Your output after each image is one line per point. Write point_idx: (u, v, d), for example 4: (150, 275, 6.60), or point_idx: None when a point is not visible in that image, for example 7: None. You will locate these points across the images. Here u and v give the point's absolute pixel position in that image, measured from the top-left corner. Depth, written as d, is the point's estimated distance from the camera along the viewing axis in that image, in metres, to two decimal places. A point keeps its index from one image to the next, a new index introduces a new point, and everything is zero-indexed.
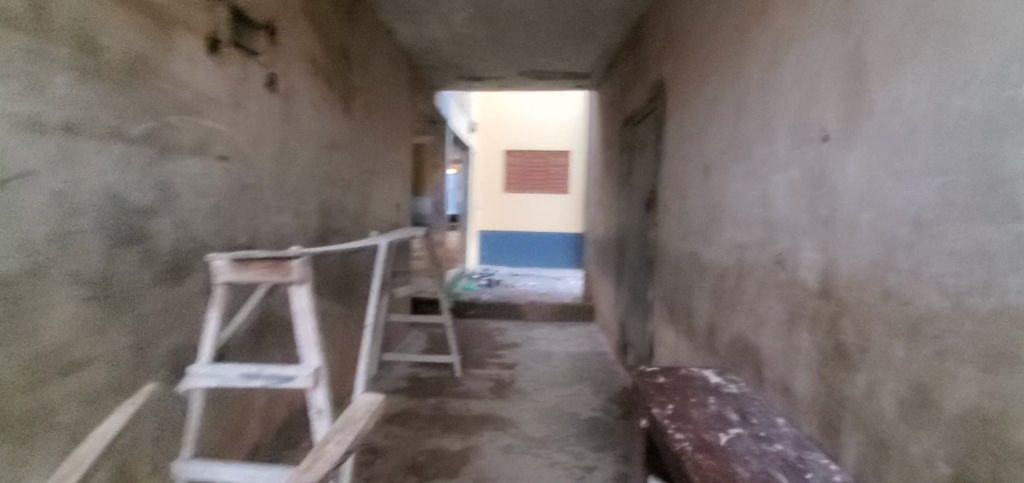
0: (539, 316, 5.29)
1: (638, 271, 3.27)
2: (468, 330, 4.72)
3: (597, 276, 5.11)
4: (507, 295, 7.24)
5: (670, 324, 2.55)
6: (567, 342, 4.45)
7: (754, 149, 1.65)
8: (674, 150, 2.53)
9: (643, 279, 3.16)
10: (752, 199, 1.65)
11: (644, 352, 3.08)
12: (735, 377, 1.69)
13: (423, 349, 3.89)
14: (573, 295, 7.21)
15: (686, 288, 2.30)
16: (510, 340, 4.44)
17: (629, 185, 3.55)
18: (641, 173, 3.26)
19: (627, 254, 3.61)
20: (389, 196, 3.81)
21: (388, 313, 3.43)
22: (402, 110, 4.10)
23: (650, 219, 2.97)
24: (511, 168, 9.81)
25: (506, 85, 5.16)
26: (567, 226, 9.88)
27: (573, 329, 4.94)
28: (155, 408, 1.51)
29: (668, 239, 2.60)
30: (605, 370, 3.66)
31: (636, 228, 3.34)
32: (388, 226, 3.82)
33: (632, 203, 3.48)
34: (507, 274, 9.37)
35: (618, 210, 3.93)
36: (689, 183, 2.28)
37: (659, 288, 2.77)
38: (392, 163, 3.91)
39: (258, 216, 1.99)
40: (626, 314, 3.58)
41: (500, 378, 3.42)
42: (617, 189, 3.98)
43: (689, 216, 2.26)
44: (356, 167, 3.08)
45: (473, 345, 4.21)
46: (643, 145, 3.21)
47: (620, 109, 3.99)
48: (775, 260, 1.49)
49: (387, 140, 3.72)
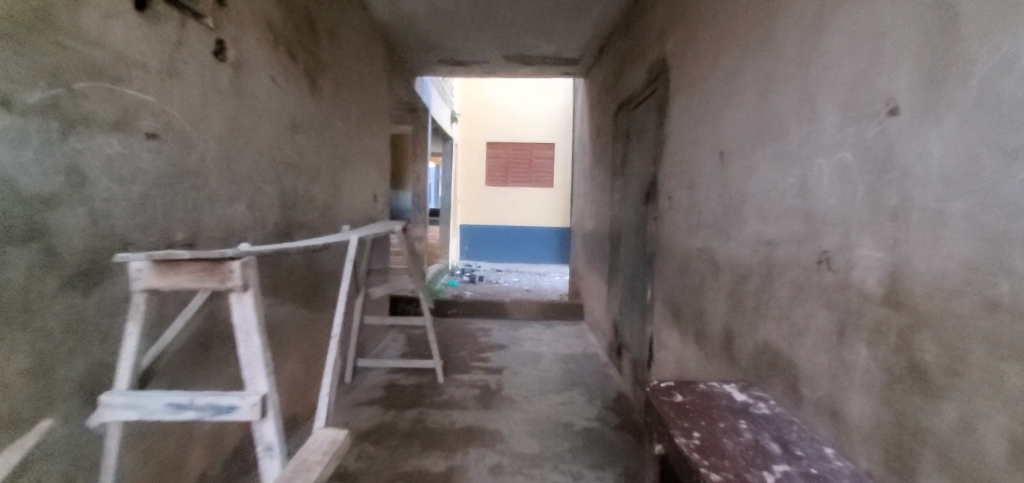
0: (525, 314, 5.05)
1: (634, 268, 3.04)
2: (450, 331, 4.45)
3: (587, 273, 4.88)
4: (491, 292, 6.98)
5: (674, 327, 2.32)
6: (555, 342, 4.22)
7: (786, 128, 1.41)
8: (679, 135, 2.29)
9: (640, 276, 2.93)
10: (786, 187, 1.41)
11: (641, 356, 2.85)
12: (763, 394, 1.45)
13: (402, 353, 3.61)
14: (559, 291, 6.98)
15: (696, 289, 2.06)
16: (495, 341, 4.19)
17: (624, 175, 3.32)
18: (637, 162, 3.03)
19: (620, 251, 3.38)
20: (364, 187, 3.51)
21: (363, 315, 3.15)
22: (378, 94, 3.80)
23: (649, 212, 2.74)
24: (495, 160, 9.54)
25: (490, 70, 4.88)
26: (552, 221, 9.64)
27: (561, 329, 4.72)
28: (62, 446, 1.21)
29: (671, 234, 2.37)
30: (598, 373, 3.44)
31: (632, 222, 3.11)
32: (364, 219, 3.53)
33: (626, 195, 3.25)
34: (490, 269, 9.11)
35: (611, 203, 3.70)
36: (699, 170, 2.05)
37: (660, 287, 2.54)
38: (368, 150, 3.60)
39: (198, 207, 1.69)
40: (620, 314, 3.36)
41: (486, 384, 3.17)
42: (610, 181, 3.75)
43: (700, 208, 2.02)
44: (325, 154, 2.78)
45: (456, 347, 3.94)
46: (640, 132, 2.97)
47: (612, 95, 3.75)
48: (818, 258, 1.26)
49: (361, 125, 3.41)
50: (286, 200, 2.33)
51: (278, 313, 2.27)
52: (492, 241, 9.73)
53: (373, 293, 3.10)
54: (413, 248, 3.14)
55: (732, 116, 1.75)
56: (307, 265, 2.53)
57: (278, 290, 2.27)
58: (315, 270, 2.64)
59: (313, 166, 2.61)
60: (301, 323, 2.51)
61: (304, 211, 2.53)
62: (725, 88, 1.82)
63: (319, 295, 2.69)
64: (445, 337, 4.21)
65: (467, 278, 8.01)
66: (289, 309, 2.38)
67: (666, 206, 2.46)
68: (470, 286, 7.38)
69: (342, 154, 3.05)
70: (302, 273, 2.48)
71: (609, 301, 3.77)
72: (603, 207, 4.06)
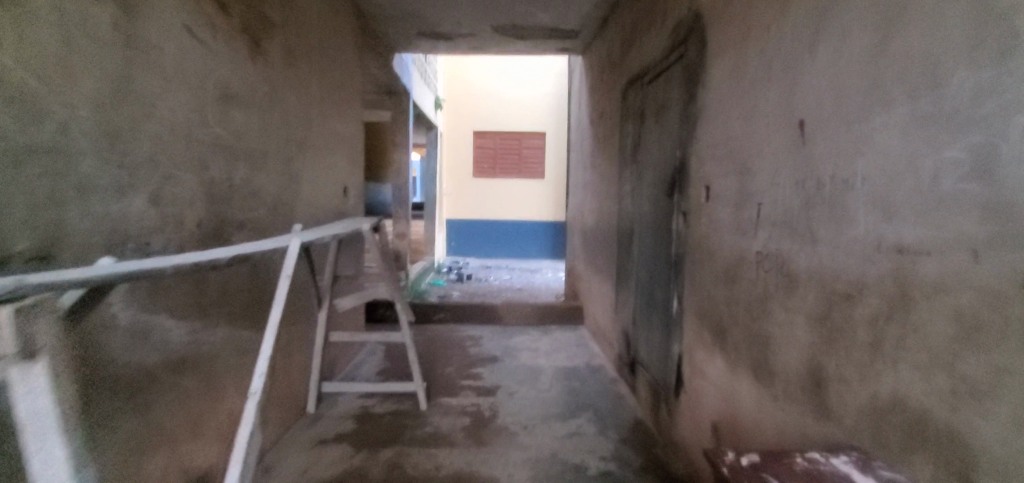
0: (519, 319, 4.56)
1: (653, 271, 2.55)
2: (436, 341, 3.94)
3: (587, 273, 4.39)
4: (480, 292, 6.47)
5: (715, 351, 1.84)
6: (554, 353, 3.72)
7: (938, 77, 0.92)
8: (722, 105, 1.79)
9: (661, 282, 2.44)
10: (939, 164, 0.92)
11: (664, 378, 2.37)
12: (898, 477, 0.97)
13: (379, 372, 3.10)
14: (555, 292, 6.49)
15: (753, 305, 1.58)
16: (486, 353, 3.69)
17: (637, 161, 2.82)
18: (656, 144, 2.53)
19: (632, 252, 2.89)
20: (331, 178, 2.98)
21: (329, 331, 2.63)
22: (347, 69, 3.26)
23: (674, 205, 2.25)
24: (482, 150, 9.00)
25: (478, 45, 4.34)
26: (543, 214, 9.14)
27: (560, 335, 4.23)
28: None
29: (711, 232, 1.88)
30: (607, 393, 2.95)
31: (649, 215, 2.61)
32: (331, 215, 3.00)
33: (640, 187, 2.76)
34: (479, 266, 8.60)
35: (619, 194, 3.21)
36: (758, 150, 1.55)
37: (691, 299, 2.06)
38: (335, 135, 3.06)
39: (54, 202, 1.16)
40: (634, 325, 2.87)
41: (477, 411, 2.68)
42: (617, 170, 3.26)
43: (760, 200, 1.53)
44: (274, 136, 2.24)
45: (442, 362, 3.44)
46: (660, 109, 2.47)
47: (619, 69, 3.25)
48: (1021, 279, 0.77)
49: (325, 104, 2.87)
50: (216, 192, 1.80)
51: (207, 340, 1.74)
52: (480, 236, 9.22)
53: (340, 305, 2.58)
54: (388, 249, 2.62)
55: (820, 71, 1.26)
56: (249, 275, 2.00)
57: (207, 310, 1.74)
58: (262, 280, 2.11)
59: (255, 149, 2.07)
60: (243, 348, 1.99)
61: (243, 207, 1.99)
62: (805, 33, 1.33)
63: (268, 310, 2.16)
64: (429, 349, 3.71)
65: (454, 277, 7.49)
66: (224, 333, 1.85)
67: (700, 197, 1.97)
68: (457, 286, 6.85)
69: (299, 136, 2.52)
70: (241, 285, 1.95)
71: (617, 307, 3.28)
72: (608, 200, 3.56)
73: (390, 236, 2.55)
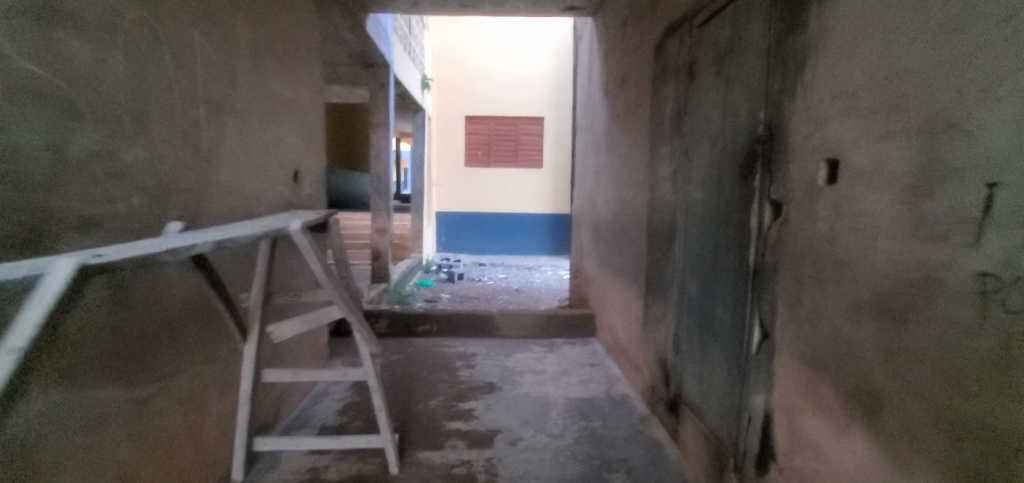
0: (518, 331, 3.86)
1: (709, 285, 1.85)
2: (417, 362, 3.22)
3: (601, 277, 3.68)
4: (472, 295, 5.76)
5: (849, 427, 1.13)
6: (564, 377, 3.02)
7: None
8: (868, 26, 1.09)
9: (725, 301, 1.73)
10: None
11: (733, 438, 1.67)
12: None
13: (339, 413, 2.37)
14: (557, 295, 5.80)
15: (962, 367, 0.87)
16: (479, 377, 2.99)
17: (680, 135, 2.11)
18: (713, 108, 1.83)
19: (672, 258, 2.19)
20: (274, 159, 2.25)
21: (264, 369, 1.90)
22: (298, 18, 2.51)
23: (753, 192, 1.54)
24: (475, 136, 8.26)
25: (469, 2, 3.62)
26: (541, 206, 8.42)
27: (568, 351, 3.53)
28: None
29: (836, 233, 1.18)
30: (639, 438, 2.26)
31: (703, 206, 1.91)
32: (275, 207, 2.26)
33: (686, 170, 2.05)
34: (472, 264, 7.87)
35: (651, 182, 2.50)
36: (981, 86, 0.84)
37: (792, 334, 1.35)
38: (282, 103, 2.33)
39: None
40: (674, 351, 2.17)
41: (468, 473, 1.97)
42: (648, 151, 2.55)
43: (986, 179, 0.83)
44: (163, 93, 1.53)
45: (423, 393, 2.72)
46: (722, 58, 1.77)
47: (651, 19, 2.54)
48: None
49: (264, 60, 2.14)
50: (23, 171, 1.09)
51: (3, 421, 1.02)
52: (474, 230, 8.49)
53: (275, 335, 1.84)
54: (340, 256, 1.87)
55: None
56: (116, 297, 1.29)
57: None
58: (150, 298, 1.41)
59: (121, 109, 1.36)
60: (110, 409, 1.29)
61: (95, 195, 1.27)
62: None
63: (161, 344, 1.46)
64: (410, 374, 3.00)
65: (444, 277, 6.79)
66: (67, 394, 1.16)
67: (813, 179, 1.27)
68: (448, 288, 6.15)
69: (218, 97, 1.81)
70: (101, 311, 1.24)
71: (646, 325, 2.58)
72: (632, 188, 2.86)
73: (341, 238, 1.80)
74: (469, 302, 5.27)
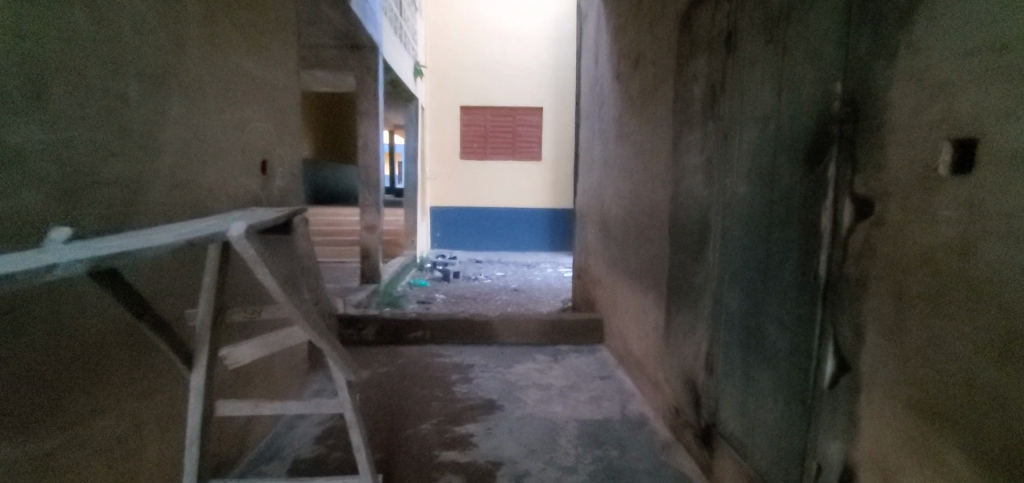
0: (519, 338, 3.55)
1: (758, 299, 1.53)
2: (408, 376, 2.90)
3: (610, 279, 3.37)
4: (469, 297, 5.44)
5: None
6: (572, 393, 2.70)
7: None
8: None
9: (781, 319, 1.41)
10: None
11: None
12: None
13: (316, 443, 2.05)
14: (558, 296, 5.48)
15: None
16: (477, 393, 2.68)
17: (715, 119, 1.80)
18: (763, 83, 1.51)
19: (705, 265, 1.86)
20: (237, 148, 1.92)
21: (220, 400, 1.57)
22: None
23: (824, 185, 1.23)
24: (471, 127, 7.91)
25: None
26: (540, 201, 8.09)
27: (574, 360, 3.23)
28: None
29: (972, 240, 0.87)
30: (664, 471, 1.95)
31: (749, 203, 1.58)
32: (239, 204, 1.93)
33: (726, 160, 1.73)
34: (468, 261, 7.54)
35: (675, 174, 2.18)
36: None
37: (889, 370, 1.04)
38: (248, 81, 2.00)
39: None
40: (707, 373, 1.86)
41: None
42: (671, 138, 2.23)
43: None
44: (80, 55, 1.19)
45: (414, 415, 2.40)
46: (774, 21, 1.45)
47: None
48: None
49: (223, 28, 1.80)
50: None
51: None
52: (470, 226, 8.15)
53: (230, 361, 1.51)
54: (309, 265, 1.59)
55: None
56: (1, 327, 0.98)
57: None
58: (52, 323, 1.09)
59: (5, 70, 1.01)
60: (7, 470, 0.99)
61: None
62: None
63: (76, 378, 1.16)
64: (400, 390, 2.68)
65: (439, 276, 6.47)
66: None
67: (929, 168, 0.95)
68: (443, 288, 5.83)
69: (159, 68, 1.47)
70: None
71: (668, 337, 2.27)
72: (650, 182, 2.54)
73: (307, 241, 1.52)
74: (464, 305, 4.96)
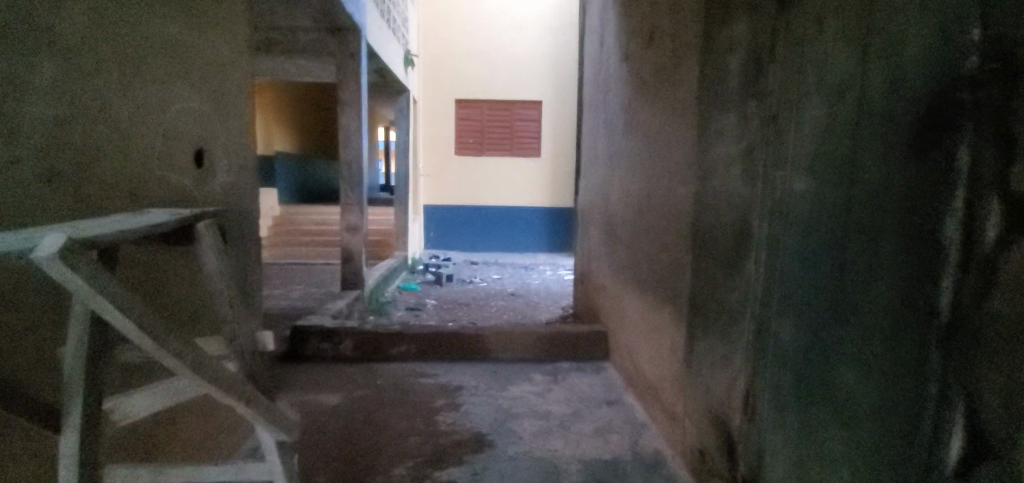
0: (514, 352, 3.18)
1: (826, 330, 1.15)
2: (386, 402, 2.52)
3: (616, 288, 2.99)
4: (461, 302, 5.06)
5: None
6: (575, 423, 2.33)
7: None
8: None
9: (865, 361, 1.03)
10: None
11: None
12: None
13: None
14: (558, 301, 5.10)
15: None
16: (463, 424, 2.30)
17: (758, 96, 1.42)
18: (837, 43, 1.13)
19: (744, 280, 1.48)
20: (160, 133, 1.54)
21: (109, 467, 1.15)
22: None
23: (954, 177, 0.86)
24: (467, 122, 7.53)
25: None
26: (539, 199, 7.70)
27: (576, 380, 2.85)
28: None
29: None
30: None
31: (812, 204, 1.21)
32: (162, 203, 1.55)
33: (776, 146, 1.34)
34: (463, 262, 7.15)
35: (701, 167, 1.81)
36: None
37: None
38: (176, 50, 1.62)
39: None
40: (745, 418, 1.48)
41: None
42: (696, 123, 1.86)
43: None
44: None
45: (386, 454, 2.02)
46: None
47: None
48: None
49: None
50: None
51: None
52: (465, 226, 7.76)
53: (116, 417, 1.11)
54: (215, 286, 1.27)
55: None
56: None
57: None
58: None
59: None
60: None
61: None
62: None
63: None
64: (374, 420, 2.31)
65: (432, 279, 6.09)
66: None
67: None
68: (434, 293, 5.45)
69: None
70: None
71: (690, 364, 1.89)
72: (667, 178, 2.16)
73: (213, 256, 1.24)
74: (457, 313, 4.59)
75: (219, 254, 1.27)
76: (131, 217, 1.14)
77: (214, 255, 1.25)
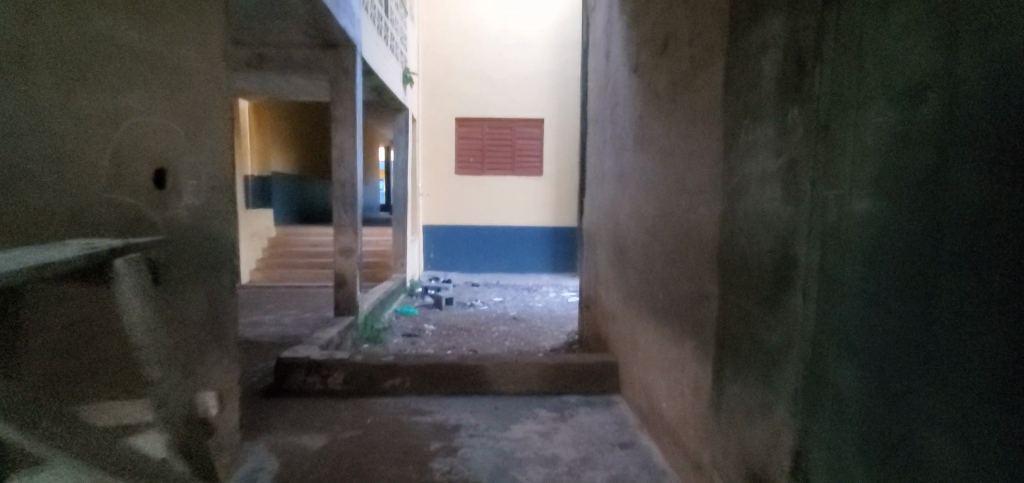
0: (517, 385, 2.94)
1: (899, 380, 0.95)
2: (375, 445, 2.28)
3: (627, 315, 2.76)
4: (461, 328, 4.81)
5: None
6: (585, 470, 2.08)
7: None
8: None
9: (959, 423, 0.83)
10: None
11: None
12: None
13: None
14: (562, 326, 4.85)
15: None
16: (461, 471, 2.06)
17: (800, 103, 1.22)
18: (917, 35, 0.94)
19: (785, 316, 1.27)
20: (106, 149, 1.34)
21: None
22: None
23: None
24: (468, 140, 7.39)
25: None
26: (541, 218, 7.50)
27: (585, 417, 2.60)
28: None
29: None
30: None
31: (881, 227, 1.00)
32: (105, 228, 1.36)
33: (827, 160, 1.14)
34: (463, 285, 6.92)
35: (727, 184, 1.60)
36: None
37: None
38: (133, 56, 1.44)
39: None
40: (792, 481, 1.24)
41: None
42: (722, 135, 1.66)
43: None
44: None
45: None
46: None
47: None
48: None
49: None
50: None
51: None
52: (466, 246, 7.55)
53: None
54: (136, 337, 1.12)
55: None
56: None
57: None
58: None
59: None
60: None
61: None
62: None
63: None
64: (361, 468, 2.07)
65: (431, 303, 5.85)
66: None
67: None
68: (432, 318, 5.20)
69: None
70: None
71: (718, 408, 1.65)
72: (685, 197, 1.95)
73: (134, 300, 1.10)
74: (456, 340, 4.34)
75: (140, 293, 1.14)
76: (32, 249, 0.99)
77: (136, 300, 1.12)
